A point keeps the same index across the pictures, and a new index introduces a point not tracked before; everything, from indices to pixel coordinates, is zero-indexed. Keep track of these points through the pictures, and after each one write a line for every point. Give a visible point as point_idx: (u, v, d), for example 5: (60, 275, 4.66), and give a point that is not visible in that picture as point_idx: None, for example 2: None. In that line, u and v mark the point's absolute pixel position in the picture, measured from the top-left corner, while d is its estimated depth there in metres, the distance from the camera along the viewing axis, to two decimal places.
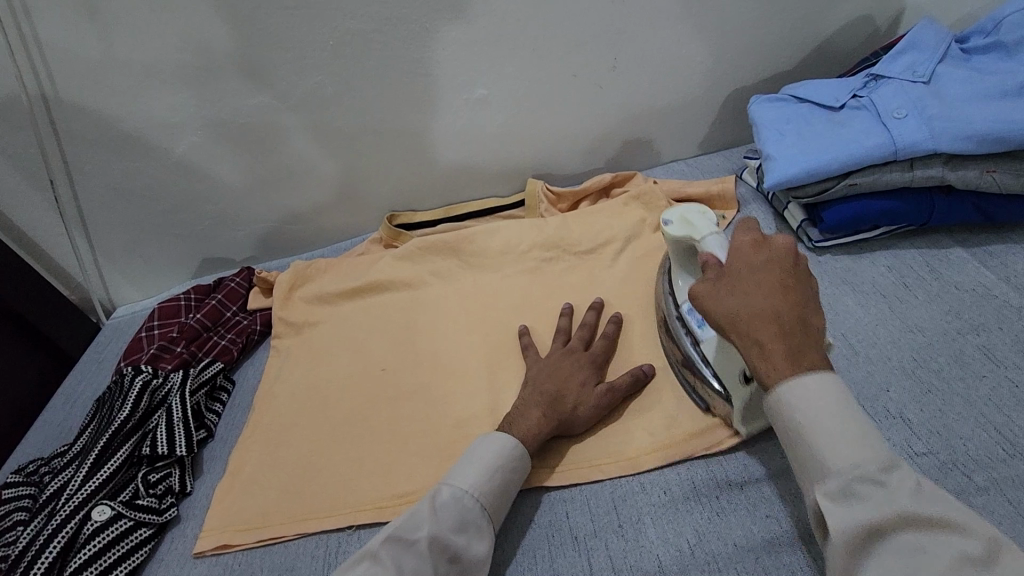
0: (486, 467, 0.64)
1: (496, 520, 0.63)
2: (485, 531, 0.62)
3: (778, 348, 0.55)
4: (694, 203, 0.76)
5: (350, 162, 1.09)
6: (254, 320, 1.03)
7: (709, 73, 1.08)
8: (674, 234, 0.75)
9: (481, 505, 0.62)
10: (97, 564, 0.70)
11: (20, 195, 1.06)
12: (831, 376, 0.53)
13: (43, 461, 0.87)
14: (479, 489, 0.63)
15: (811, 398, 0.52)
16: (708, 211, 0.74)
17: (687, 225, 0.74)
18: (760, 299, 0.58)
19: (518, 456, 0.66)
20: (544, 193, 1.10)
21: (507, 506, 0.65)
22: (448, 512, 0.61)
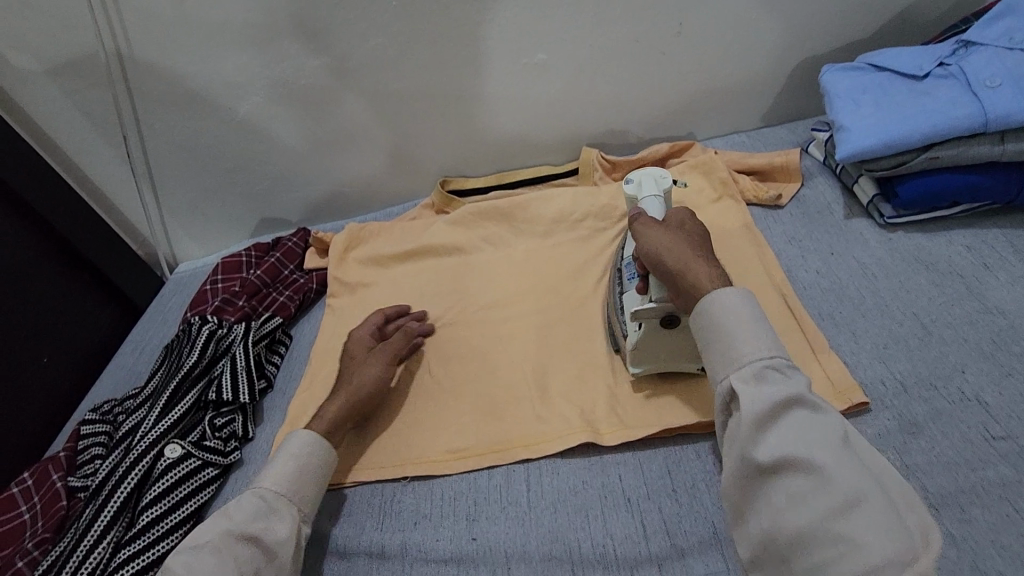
0: (284, 459, 0.68)
1: (302, 506, 0.66)
2: (289, 516, 0.64)
3: (708, 265, 0.62)
4: (659, 168, 0.77)
5: (407, 125, 1.10)
6: (310, 279, 1.06)
7: (780, 40, 1.03)
8: (628, 191, 0.77)
9: (279, 494, 0.65)
10: (169, 498, 0.74)
11: (96, 151, 1.11)
12: (736, 290, 0.59)
13: (116, 402, 0.92)
14: (275, 479, 0.66)
15: (761, 363, 0.54)
16: (666, 177, 0.76)
17: (638, 185, 0.76)
18: (682, 237, 0.66)
19: (317, 446, 0.70)
20: (599, 162, 1.08)
21: (318, 491, 0.69)
22: (244, 509, 0.64)
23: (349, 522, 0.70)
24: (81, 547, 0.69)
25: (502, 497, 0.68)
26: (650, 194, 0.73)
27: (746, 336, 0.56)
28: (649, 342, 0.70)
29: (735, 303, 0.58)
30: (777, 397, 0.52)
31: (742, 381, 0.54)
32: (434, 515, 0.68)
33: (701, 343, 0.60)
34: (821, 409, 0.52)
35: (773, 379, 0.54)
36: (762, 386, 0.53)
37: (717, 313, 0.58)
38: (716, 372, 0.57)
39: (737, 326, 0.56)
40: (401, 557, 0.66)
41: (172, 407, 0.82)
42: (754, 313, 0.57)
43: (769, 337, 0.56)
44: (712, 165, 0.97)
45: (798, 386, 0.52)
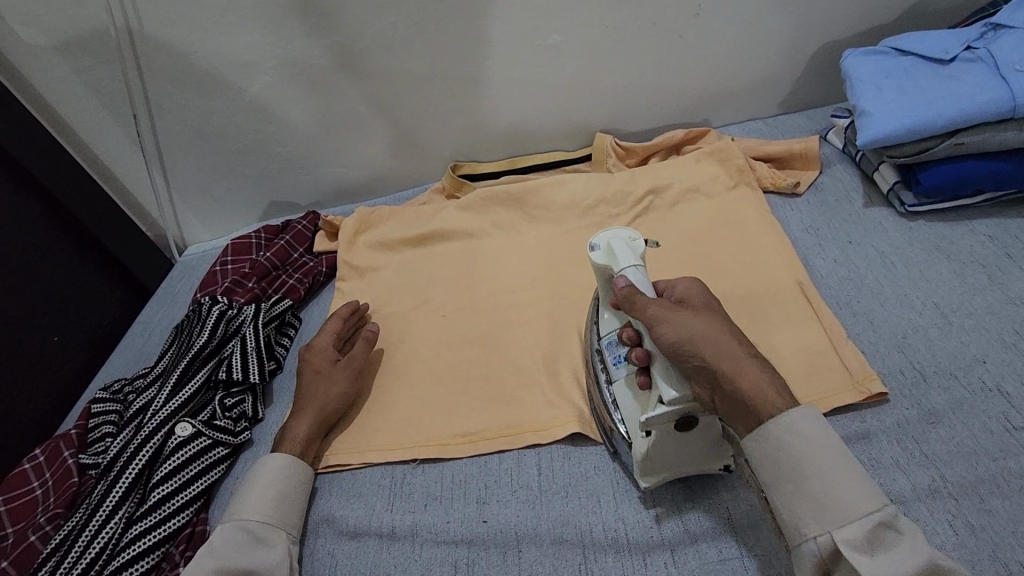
0: (263, 484, 0.66)
1: (290, 529, 0.65)
2: (280, 543, 0.63)
3: (754, 363, 0.54)
4: (624, 228, 0.67)
5: (418, 108, 1.09)
6: (320, 262, 1.05)
7: (799, 24, 1.01)
8: (598, 261, 0.66)
9: (267, 522, 0.64)
10: (180, 476, 0.74)
11: (106, 131, 1.11)
12: (809, 411, 0.52)
13: (126, 381, 0.93)
14: (261, 507, 0.64)
15: (869, 522, 0.48)
16: (637, 239, 0.66)
17: (610, 255, 0.65)
18: (714, 323, 0.57)
19: (295, 468, 0.69)
20: (612, 147, 1.07)
21: (302, 512, 0.68)
22: (231, 543, 0.62)
23: (358, 502, 0.70)
24: (93, 523, 0.70)
25: (513, 481, 0.68)
26: (631, 265, 0.63)
27: (846, 489, 0.49)
28: (662, 450, 0.59)
29: (820, 439, 0.51)
30: (905, 572, 0.46)
31: (851, 546, 0.47)
32: (445, 497, 0.68)
33: (774, 487, 0.52)
34: (948, 574, 0.47)
35: (884, 540, 0.48)
36: (881, 555, 0.47)
37: (804, 457, 0.51)
38: (805, 528, 0.50)
39: (829, 473, 0.50)
40: (411, 538, 0.65)
41: (183, 386, 0.82)
42: (842, 455, 0.51)
43: (865, 484, 0.50)
44: (728, 152, 0.95)
45: (917, 550, 0.47)
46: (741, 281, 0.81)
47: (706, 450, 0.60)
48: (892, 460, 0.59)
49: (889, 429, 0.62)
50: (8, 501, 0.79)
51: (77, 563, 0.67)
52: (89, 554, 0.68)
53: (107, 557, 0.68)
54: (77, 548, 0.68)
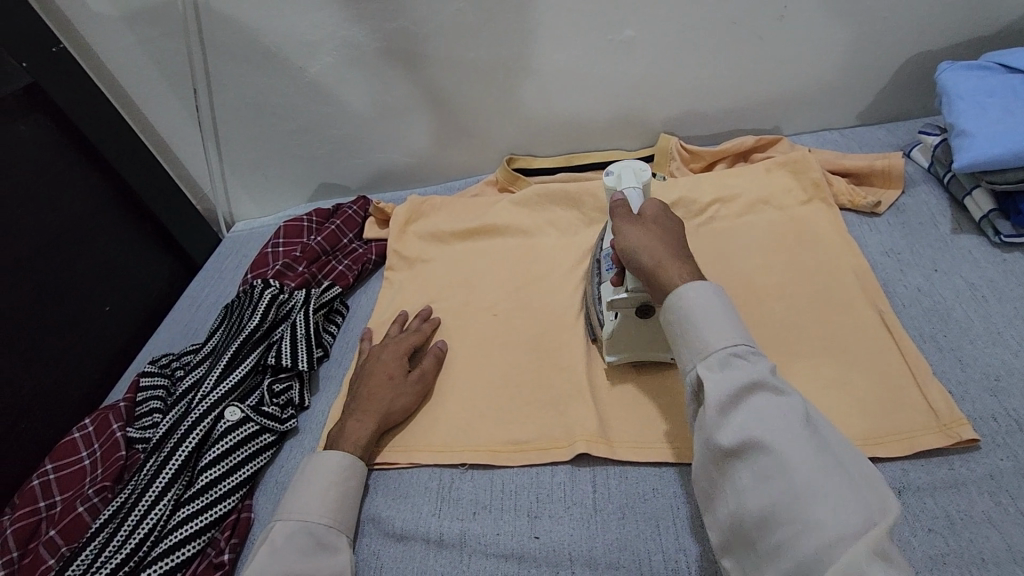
0: (327, 485, 0.66)
1: (349, 530, 0.65)
2: (344, 545, 0.63)
3: (682, 265, 0.61)
4: (640, 161, 0.75)
5: (478, 98, 1.05)
6: (369, 250, 1.04)
7: (892, 32, 0.95)
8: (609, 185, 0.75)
9: (330, 523, 0.64)
10: (227, 461, 0.74)
11: (165, 102, 1.11)
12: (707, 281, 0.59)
13: (174, 356, 0.93)
14: (324, 509, 0.64)
15: (723, 351, 0.54)
16: (646, 170, 0.74)
17: (619, 178, 0.74)
18: (661, 236, 0.64)
19: (353, 470, 0.68)
20: (678, 151, 1.03)
21: (357, 510, 0.68)
22: (300, 548, 0.61)
23: (405, 505, 0.69)
24: (141, 505, 0.70)
25: (566, 498, 0.65)
26: (631, 186, 0.72)
27: (711, 323, 0.56)
28: (624, 330, 0.71)
29: (704, 289, 0.58)
30: (737, 385, 0.52)
31: (708, 369, 0.54)
32: (493, 507, 0.66)
33: (668, 330, 0.60)
34: (781, 391, 0.52)
35: (733, 366, 0.54)
36: (724, 374, 0.54)
37: (686, 302, 0.57)
38: (683, 364, 0.58)
39: (705, 312, 0.57)
40: (460, 547, 0.64)
41: (233, 368, 0.82)
42: (721, 302, 0.57)
43: (735, 324, 0.56)
44: (803, 164, 0.91)
45: (761, 371, 0.53)
46: (813, 305, 0.77)
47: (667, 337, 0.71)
48: (983, 515, 0.56)
49: (980, 481, 0.58)
50: (59, 468, 0.80)
51: (125, 543, 0.67)
52: (136, 536, 0.68)
53: (154, 540, 0.68)
54: (127, 528, 0.68)
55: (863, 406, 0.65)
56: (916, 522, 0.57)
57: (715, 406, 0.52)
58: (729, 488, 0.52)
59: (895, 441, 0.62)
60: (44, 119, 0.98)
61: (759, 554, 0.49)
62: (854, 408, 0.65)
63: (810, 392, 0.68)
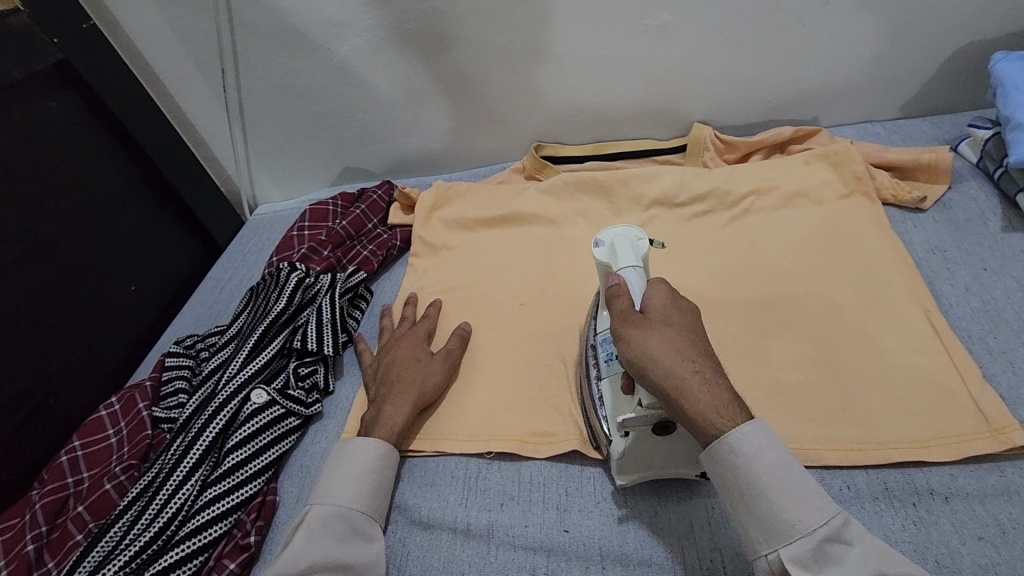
0: (363, 472, 0.65)
1: (381, 517, 0.65)
2: (375, 533, 0.63)
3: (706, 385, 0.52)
4: (632, 227, 0.65)
5: (507, 84, 1.03)
6: (394, 235, 1.03)
7: (941, 20, 0.91)
8: (600, 259, 0.65)
9: (364, 511, 0.63)
10: (253, 443, 0.73)
11: (191, 82, 1.10)
12: (763, 425, 0.52)
13: (199, 337, 0.93)
14: (358, 496, 0.63)
15: (816, 536, 0.49)
16: (643, 239, 0.64)
17: (612, 252, 0.64)
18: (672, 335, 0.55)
19: (388, 459, 0.67)
20: (712, 140, 1.00)
21: (389, 496, 0.67)
22: (335, 533, 0.61)
23: (432, 493, 0.68)
24: (169, 484, 0.70)
25: (597, 492, 0.64)
26: (630, 265, 0.62)
27: (788, 507, 0.50)
28: (638, 450, 0.60)
29: (762, 459, 0.51)
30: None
31: (799, 563, 0.49)
32: (521, 499, 0.65)
33: (730, 503, 0.53)
34: (896, 568, 0.47)
35: (831, 553, 0.49)
36: (828, 570, 0.48)
37: (749, 485, 0.51)
38: (756, 545, 0.51)
39: (772, 493, 0.50)
40: (487, 538, 0.63)
41: (259, 351, 0.81)
42: (785, 473, 0.51)
43: (810, 496, 0.50)
44: (845, 156, 0.87)
45: (865, 558, 0.47)
46: (853, 302, 0.74)
47: (684, 454, 0.60)
48: None
49: None
50: (86, 445, 0.80)
51: (153, 522, 0.67)
52: (164, 515, 0.68)
53: (182, 519, 0.68)
54: (155, 506, 0.68)
55: (908, 408, 0.64)
56: (965, 529, 0.55)
57: None
58: None
59: (942, 445, 0.60)
60: (73, 97, 0.98)
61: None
62: (898, 410, 0.64)
63: (852, 391, 0.66)
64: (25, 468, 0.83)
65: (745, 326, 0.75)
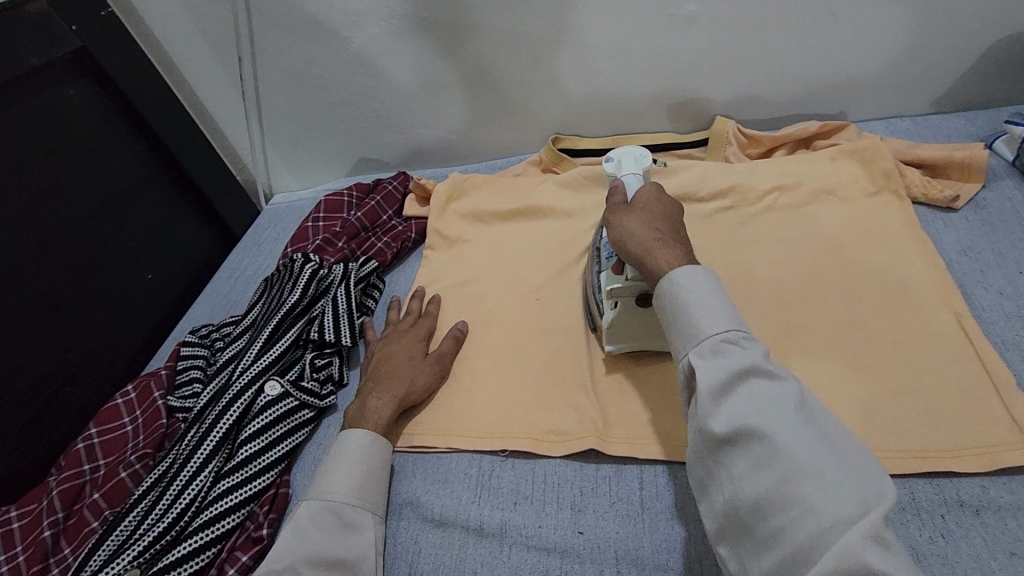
0: (352, 465, 0.65)
1: (376, 510, 0.64)
2: (368, 525, 0.63)
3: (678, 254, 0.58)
4: (642, 148, 0.72)
5: (525, 75, 1.01)
6: (409, 227, 1.02)
7: (981, 12, 0.87)
8: (609, 172, 0.72)
9: (354, 503, 0.63)
10: (267, 436, 0.73)
11: (208, 70, 1.09)
12: (705, 268, 0.55)
13: (214, 327, 0.93)
14: (349, 489, 0.63)
15: (716, 336, 0.50)
16: (647, 157, 0.71)
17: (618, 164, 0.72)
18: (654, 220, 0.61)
19: (379, 449, 0.67)
20: (735, 135, 0.98)
21: (385, 489, 0.67)
22: (324, 528, 0.61)
23: (444, 490, 0.67)
24: (182, 474, 0.70)
25: (612, 494, 0.63)
26: (631, 172, 0.69)
27: (706, 307, 0.52)
28: (625, 319, 0.69)
29: (696, 275, 0.54)
30: (729, 369, 0.48)
31: (699, 357, 0.50)
32: (535, 499, 0.64)
33: (663, 320, 0.56)
34: (776, 375, 0.48)
35: (727, 353, 0.49)
36: (714, 360, 0.49)
37: (678, 287, 0.54)
38: (677, 353, 0.53)
39: (700, 301, 0.52)
40: (501, 537, 0.62)
41: (273, 342, 0.81)
42: (714, 289, 0.53)
43: (730, 312, 0.52)
44: (875, 153, 0.85)
45: (752, 355, 0.48)
46: (881, 304, 0.72)
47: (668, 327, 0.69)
48: None
49: None
50: (102, 432, 0.81)
51: (166, 513, 0.67)
52: (177, 506, 0.68)
53: (195, 511, 0.68)
54: (169, 497, 0.68)
55: (937, 416, 0.62)
56: (995, 545, 0.54)
57: (707, 393, 0.48)
58: (723, 477, 0.47)
59: (973, 455, 0.59)
60: (91, 85, 0.98)
61: (758, 546, 0.44)
62: (927, 418, 0.62)
63: (879, 396, 0.64)
64: (41, 455, 0.84)
65: (768, 326, 0.73)
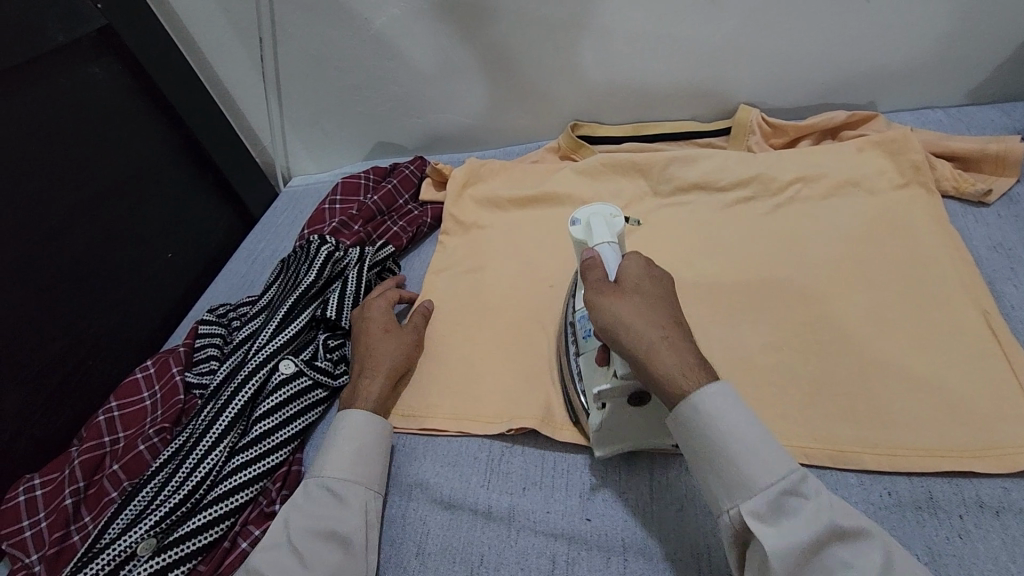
0: (340, 442, 0.66)
1: (371, 484, 0.65)
2: (364, 497, 0.63)
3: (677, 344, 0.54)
4: (609, 204, 0.63)
5: (546, 60, 1.00)
6: (425, 212, 1.02)
7: None
8: (576, 237, 0.63)
9: (347, 478, 0.64)
10: (280, 413, 0.74)
11: (231, 52, 1.10)
12: (727, 386, 0.53)
13: (232, 306, 0.94)
14: (340, 463, 0.64)
15: (774, 490, 0.48)
16: (618, 216, 0.62)
17: (588, 230, 0.62)
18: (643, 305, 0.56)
19: (371, 424, 0.68)
20: (758, 124, 0.95)
21: (382, 465, 0.67)
22: (316, 503, 0.62)
23: (453, 473, 0.68)
24: (198, 449, 0.71)
25: (623, 483, 0.63)
26: (606, 241, 0.61)
27: (756, 453, 0.50)
28: (615, 420, 0.60)
29: (733, 408, 0.51)
30: (803, 535, 0.46)
31: (758, 517, 0.48)
32: (545, 485, 0.64)
33: (689, 453, 0.53)
34: (853, 527, 0.46)
35: (790, 508, 0.48)
36: (786, 525, 0.47)
37: (718, 426, 0.51)
38: (720, 501, 0.51)
39: (736, 439, 0.51)
40: (508, 521, 0.62)
41: (289, 322, 0.82)
42: (757, 428, 0.51)
43: (771, 447, 0.50)
44: (904, 144, 0.82)
45: (823, 514, 0.47)
46: (905, 299, 0.70)
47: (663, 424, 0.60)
48: None
49: None
50: (122, 406, 0.83)
51: (182, 486, 0.69)
52: (193, 479, 0.69)
53: (210, 484, 0.69)
54: (185, 470, 0.70)
55: (959, 414, 0.60)
56: (1015, 547, 0.52)
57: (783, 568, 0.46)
58: None
59: (995, 456, 0.57)
60: (116, 63, 0.99)
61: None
62: (948, 417, 0.60)
63: (898, 393, 0.63)
64: (64, 426, 0.86)
65: (786, 319, 0.72)
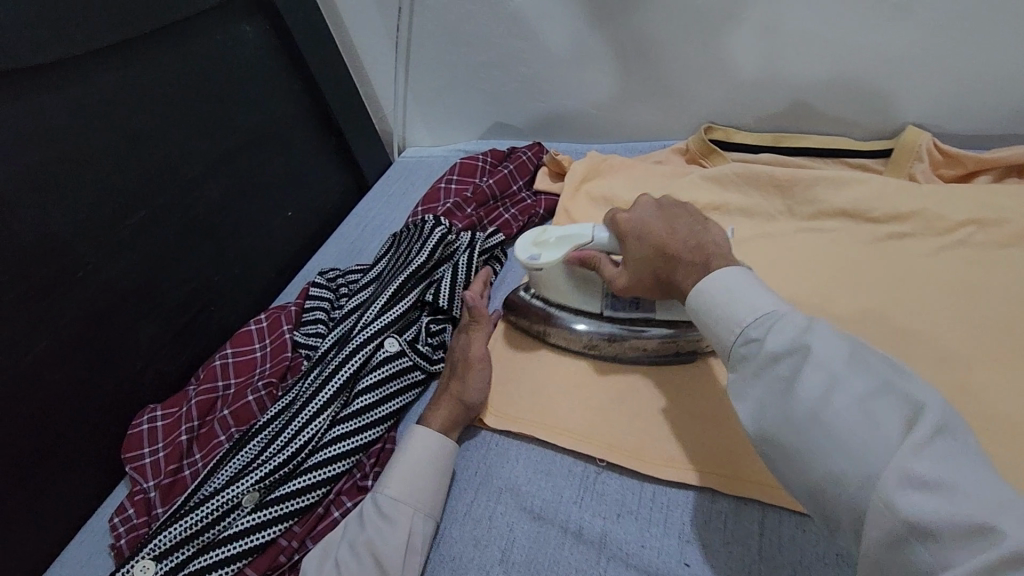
0: (398, 459, 0.66)
1: (419, 507, 0.63)
2: (410, 519, 0.63)
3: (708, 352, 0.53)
4: (528, 234, 0.72)
5: (690, 54, 0.93)
6: (539, 203, 0.99)
7: None
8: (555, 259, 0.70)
9: (392, 496, 0.64)
10: (379, 391, 0.75)
11: (369, 18, 1.12)
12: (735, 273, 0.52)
13: (342, 273, 0.97)
14: (388, 481, 0.65)
15: (744, 337, 0.49)
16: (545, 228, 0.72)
17: (559, 246, 0.70)
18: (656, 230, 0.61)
19: (430, 443, 0.67)
20: (929, 150, 0.83)
21: (437, 487, 0.66)
22: (366, 514, 0.64)
23: (546, 484, 0.66)
24: (304, 413, 0.73)
25: (728, 532, 0.58)
26: (581, 237, 0.69)
27: (728, 308, 0.50)
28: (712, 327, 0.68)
29: (723, 282, 0.52)
30: (751, 373, 0.47)
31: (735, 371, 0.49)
32: (640, 517, 0.61)
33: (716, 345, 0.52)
34: (799, 347, 0.44)
35: (752, 350, 0.47)
36: (745, 362, 0.48)
37: (709, 297, 0.52)
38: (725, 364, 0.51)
39: (717, 306, 0.51)
40: (600, 547, 0.60)
41: (397, 300, 0.82)
42: (737, 289, 0.50)
43: (757, 295, 0.50)
44: None
45: (774, 347, 0.45)
46: None
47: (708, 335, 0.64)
48: None
49: None
50: (236, 355, 0.88)
51: (285, 447, 0.71)
52: (296, 442, 0.71)
53: (310, 450, 0.71)
54: (289, 432, 0.72)
55: None
56: None
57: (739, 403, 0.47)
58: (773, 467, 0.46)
59: None
60: (264, 22, 1.02)
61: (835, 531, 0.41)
62: None
63: None
64: (185, 364, 0.93)
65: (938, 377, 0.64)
